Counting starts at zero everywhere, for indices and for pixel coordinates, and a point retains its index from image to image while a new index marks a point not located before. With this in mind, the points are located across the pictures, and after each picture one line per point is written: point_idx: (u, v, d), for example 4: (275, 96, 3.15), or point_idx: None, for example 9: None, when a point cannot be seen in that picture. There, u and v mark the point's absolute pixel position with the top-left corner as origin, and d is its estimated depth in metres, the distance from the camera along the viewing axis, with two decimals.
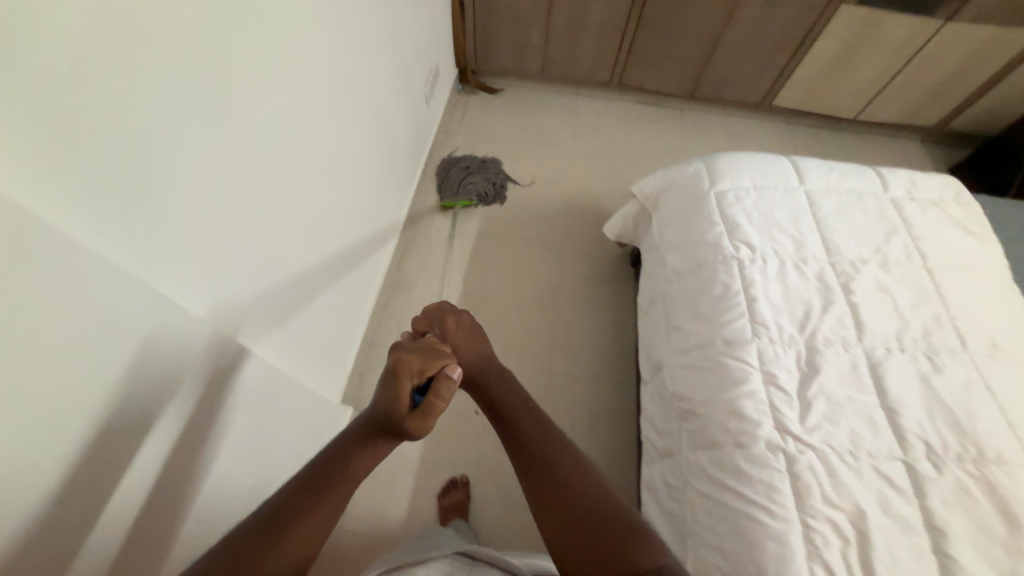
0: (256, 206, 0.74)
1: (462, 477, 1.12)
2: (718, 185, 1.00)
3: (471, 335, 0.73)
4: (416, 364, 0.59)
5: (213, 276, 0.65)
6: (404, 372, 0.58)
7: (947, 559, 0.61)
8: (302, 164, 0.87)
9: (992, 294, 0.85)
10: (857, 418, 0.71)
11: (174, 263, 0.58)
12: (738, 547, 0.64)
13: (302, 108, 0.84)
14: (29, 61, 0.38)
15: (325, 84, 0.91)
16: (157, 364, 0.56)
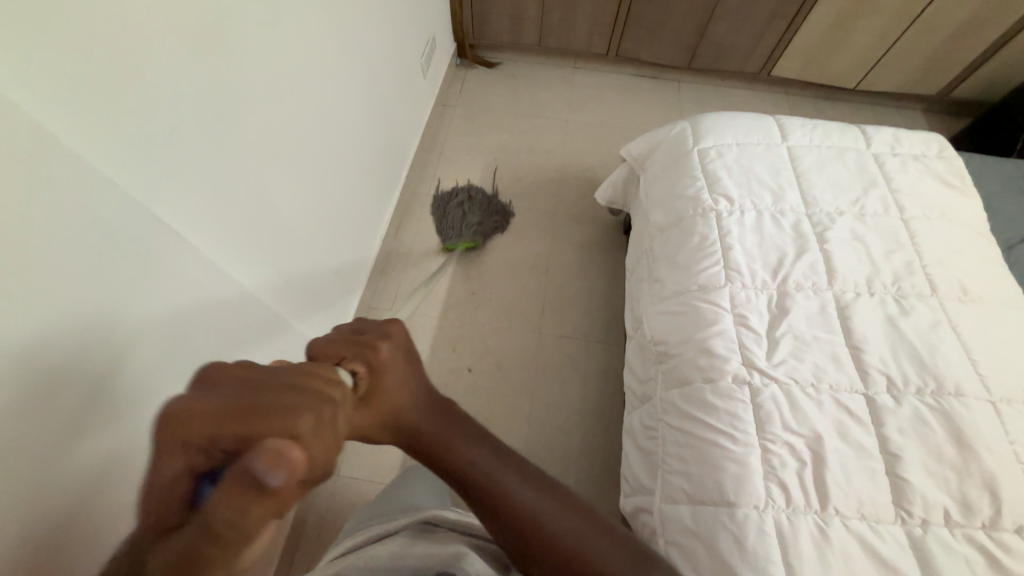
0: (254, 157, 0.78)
1: None
2: (701, 142, 1.02)
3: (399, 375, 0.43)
4: (209, 427, 0.27)
5: (222, 219, 0.70)
6: (185, 441, 0.27)
7: (899, 479, 0.64)
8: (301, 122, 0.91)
9: (968, 243, 0.86)
10: (822, 354, 0.74)
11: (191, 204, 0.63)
12: (701, 470, 0.68)
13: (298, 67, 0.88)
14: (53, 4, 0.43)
15: (322, 46, 0.95)
16: (191, 296, 0.62)
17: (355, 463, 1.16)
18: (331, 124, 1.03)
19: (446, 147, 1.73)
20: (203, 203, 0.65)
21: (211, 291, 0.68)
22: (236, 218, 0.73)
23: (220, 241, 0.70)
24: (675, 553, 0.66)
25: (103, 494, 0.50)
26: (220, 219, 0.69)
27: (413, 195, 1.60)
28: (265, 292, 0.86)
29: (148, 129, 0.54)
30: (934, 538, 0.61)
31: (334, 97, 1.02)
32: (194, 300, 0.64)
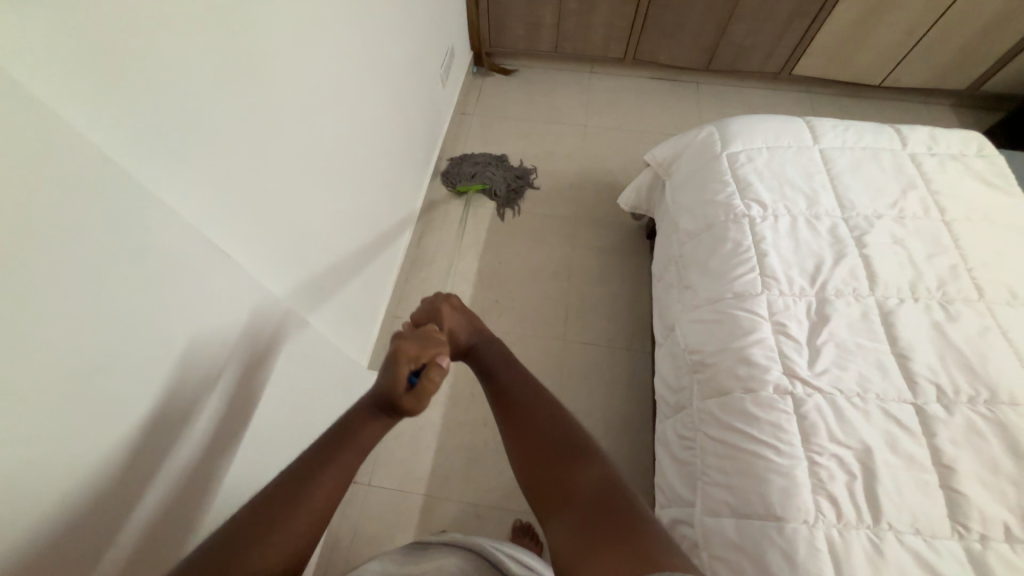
0: (290, 173, 0.80)
1: (524, 523, 1.08)
2: (730, 146, 1.00)
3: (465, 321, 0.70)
4: (414, 350, 0.58)
5: (259, 235, 0.71)
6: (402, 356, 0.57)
7: (953, 492, 0.62)
8: (331, 136, 0.92)
9: (1014, 244, 0.84)
10: (866, 363, 0.72)
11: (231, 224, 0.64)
12: (744, 483, 0.67)
13: (328, 82, 0.89)
14: (110, 39, 0.44)
15: (349, 60, 0.96)
16: (233, 317, 0.63)
17: (386, 472, 1.18)
18: (358, 138, 1.04)
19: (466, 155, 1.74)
20: (237, 217, 0.66)
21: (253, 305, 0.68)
22: (268, 232, 0.74)
23: (252, 254, 0.71)
24: (720, 568, 0.65)
25: (132, 506, 0.49)
26: (252, 233, 0.70)
27: (434, 204, 1.61)
28: (300, 304, 0.87)
29: (189, 145, 0.55)
30: (995, 554, 0.58)
31: (360, 111, 1.04)
32: (236, 316, 0.64)
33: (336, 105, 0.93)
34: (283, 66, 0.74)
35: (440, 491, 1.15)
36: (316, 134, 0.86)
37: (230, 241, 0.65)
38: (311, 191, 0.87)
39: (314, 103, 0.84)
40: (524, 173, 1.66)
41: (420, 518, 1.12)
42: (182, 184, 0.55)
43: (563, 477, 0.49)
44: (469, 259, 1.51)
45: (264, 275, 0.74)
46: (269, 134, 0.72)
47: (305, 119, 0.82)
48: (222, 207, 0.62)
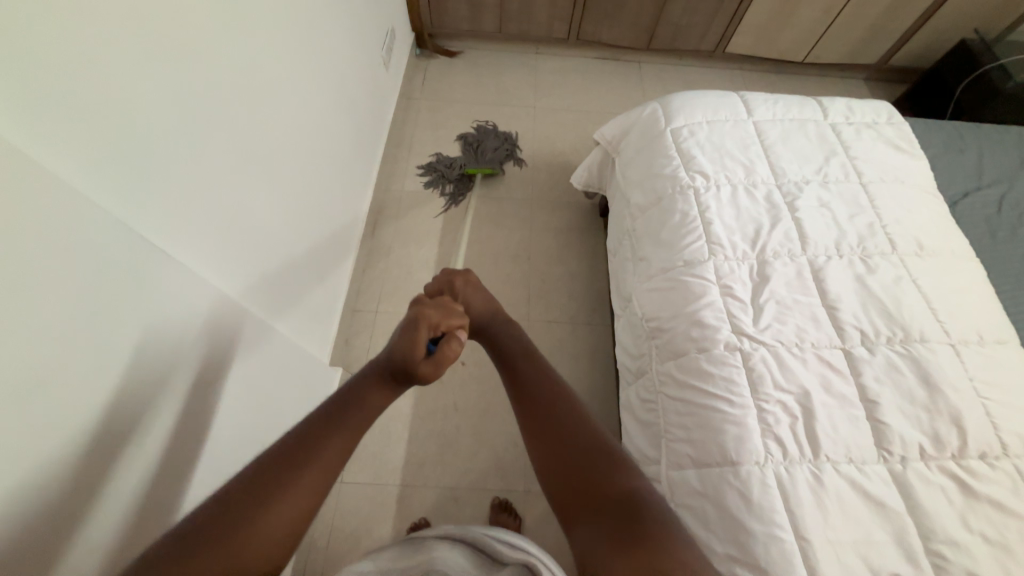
0: (232, 167, 0.75)
1: (500, 500, 1.11)
2: (673, 122, 1.05)
3: (481, 295, 0.72)
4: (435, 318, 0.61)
5: (202, 233, 0.67)
6: (423, 323, 0.59)
7: (878, 423, 0.70)
8: (272, 124, 0.87)
9: (920, 202, 0.94)
10: (802, 316, 0.79)
11: (178, 228, 0.62)
12: (703, 435, 0.72)
13: (265, 65, 0.83)
14: (21, 29, 0.41)
15: (288, 44, 0.91)
16: (180, 325, 0.62)
17: (357, 467, 1.16)
18: (302, 126, 1.00)
19: (415, 141, 1.69)
20: (174, 210, 0.61)
21: (188, 308, 0.63)
22: (210, 227, 0.70)
23: (196, 252, 0.66)
24: (685, 515, 0.70)
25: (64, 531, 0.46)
26: (195, 229, 0.65)
27: (385, 193, 1.57)
28: (250, 302, 0.83)
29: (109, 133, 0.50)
30: (913, 472, 0.67)
31: (302, 97, 0.99)
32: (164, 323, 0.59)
33: (276, 91, 0.88)
34: (218, 47, 0.69)
35: (415, 480, 1.15)
36: (257, 123, 0.81)
37: (168, 239, 0.60)
38: (253, 182, 0.82)
39: (252, 88, 0.79)
40: (504, 134, 1.69)
41: (395, 507, 1.11)
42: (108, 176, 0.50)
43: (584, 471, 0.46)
44: (427, 246, 1.48)
45: (208, 272, 0.69)
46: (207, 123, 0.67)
47: (243, 105, 0.77)
48: (164, 211, 0.59)
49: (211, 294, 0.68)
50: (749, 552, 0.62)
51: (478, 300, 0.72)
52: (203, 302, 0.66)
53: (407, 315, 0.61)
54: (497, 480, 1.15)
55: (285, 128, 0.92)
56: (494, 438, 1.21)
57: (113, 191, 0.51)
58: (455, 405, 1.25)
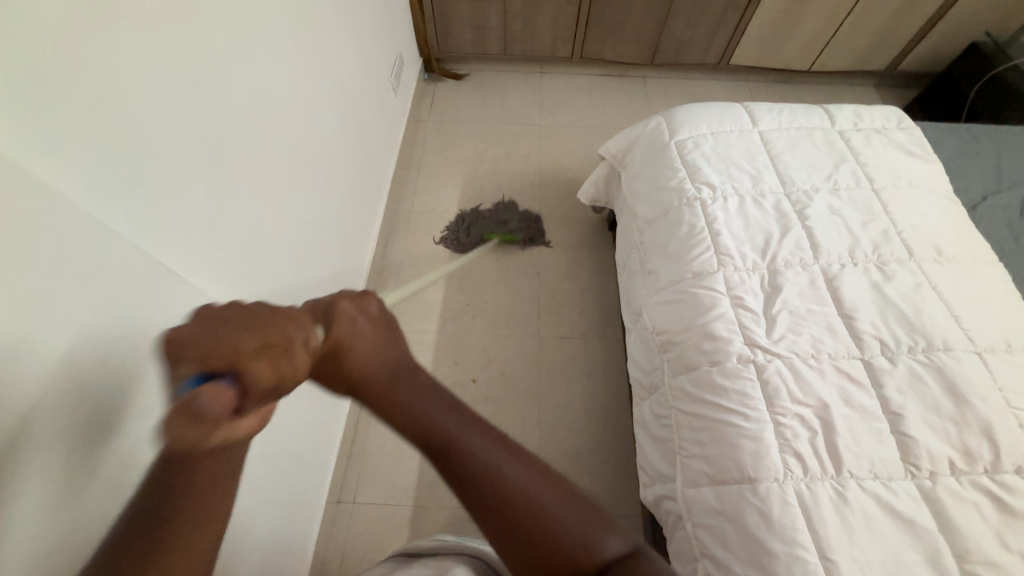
0: (246, 193, 0.77)
1: None
2: (677, 135, 1.05)
3: (376, 328, 0.44)
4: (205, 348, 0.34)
5: (217, 258, 0.70)
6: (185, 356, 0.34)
7: (903, 436, 0.67)
8: (285, 150, 0.90)
9: (936, 207, 0.92)
10: (817, 326, 0.77)
11: (195, 255, 0.65)
12: (719, 451, 0.70)
13: (277, 94, 0.87)
14: (52, 77, 0.44)
15: (299, 74, 0.94)
16: None
17: (371, 487, 1.15)
18: (314, 152, 1.03)
19: (424, 162, 1.73)
20: (189, 236, 0.63)
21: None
22: (224, 251, 0.72)
23: (211, 275, 0.68)
24: (705, 535, 0.68)
25: None
26: (208, 254, 0.68)
27: (396, 213, 1.60)
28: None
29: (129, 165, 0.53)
30: (944, 488, 0.64)
31: (313, 124, 1.02)
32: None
33: (288, 120, 0.91)
34: (230, 80, 0.72)
35: (428, 499, 1.14)
36: (269, 151, 0.85)
37: (183, 264, 0.62)
38: (267, 207, 0.84)
39: (264, 118, 0.82)
40: (525, 212, 1.61)
41: (409, 528, 1.10)
42: (128, 206, 0.53)
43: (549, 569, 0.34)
44: (437, 264, 1.50)
45: (224, 295, 0.72)
46: (220, 151, 0.70)
47: (256, 134, 0.80)
48: (183, 239, 0.62)
49: (228, 317, 0.70)
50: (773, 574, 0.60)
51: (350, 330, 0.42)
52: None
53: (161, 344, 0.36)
54: None
55: (297, 154, 0.95)
56: None
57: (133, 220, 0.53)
58: None
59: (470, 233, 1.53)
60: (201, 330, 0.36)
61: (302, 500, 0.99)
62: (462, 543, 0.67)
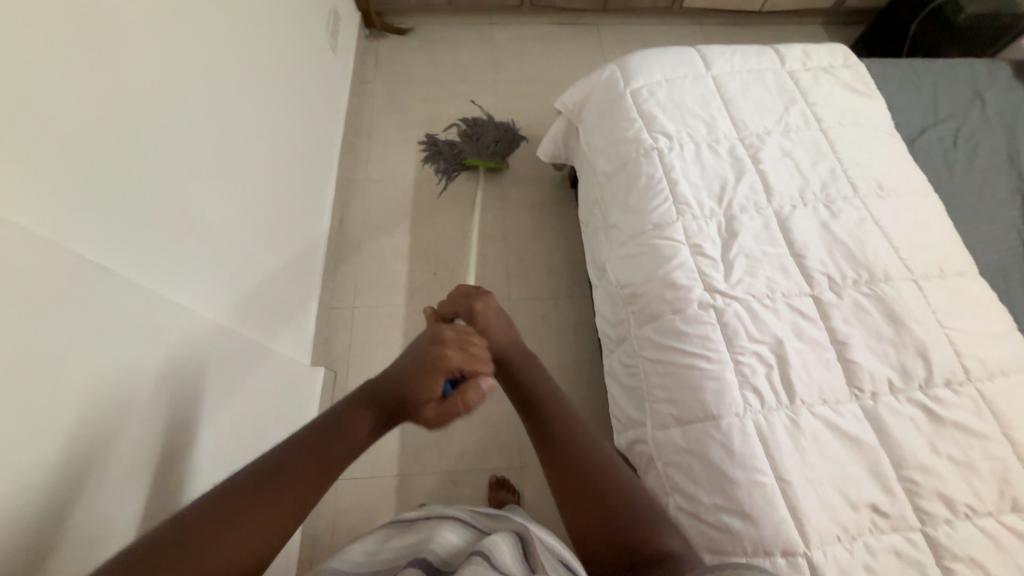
0: (181, 174, 0.71)
1: (500, 478, 1.13)
2: (632, 83, 1.02)
3: (501, 321, 0.72)
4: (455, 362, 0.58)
5: (153, 246, 0.65)
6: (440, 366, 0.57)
7: (849, 362, 0.72)
8: (220, 122, 0.82)
9: (879, 144, 0.95)
10: (771, 267, 0.80)
11: (125, 246, 0.60)
12: (684, 394, 0.73)
13: (202, 59, 0.78)
14: None
15: (223, 34, 0.85)
16: (149, 347, 0.61)
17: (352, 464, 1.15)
18: (252, 123, 0.95)
19: (374, 127, 1.63)
20: (110, 224, 0.57)
21: (141, 326, 0.60)
22: (160, 236, 0.66)
23: (144, 265, 0.62)
24: (674, 472, 0.71)
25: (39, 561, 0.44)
26: (138, 242, 0.62)
27: (348, 184, 1.52)
28: (219, 314, 0.79)
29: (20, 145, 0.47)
30: (883, 405, 0.69)
31: (247, 91, 0.93)
32: (122, 347, 0.56)
33: (219, 88, 0.83)
34: (142, 44, 0.64)
35: (412, 468, 1.15)
36: (201, 123, 0.77)
37: (110, 256, 0.57)
38: (206, 187, 0.78)
39: (189, 86, 0.74)
40: (506, 125, 1.59)
41: (395, 497, 1.12)
42: (24, 193, 0.47)
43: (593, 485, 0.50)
44: (398, 234, 1.45)
45: (163, 286, 0.66)
46: (141, 128, 0.64)
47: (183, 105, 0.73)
48: (108, 230, 0.57)
49: (173, 308, 0.66)
50: (735, 500, 0.64)
51: (498, 324, 0.71)
52: (160, 319, 0.63)
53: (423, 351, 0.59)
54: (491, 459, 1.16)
55: (234, 126, 0.87)
56: (485, 419, 1.22)
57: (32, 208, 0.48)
58: None
59: (449, 150, 1.54)
60: (450, 345, 0.59)
61: None
62: (458, 510, 0.71)
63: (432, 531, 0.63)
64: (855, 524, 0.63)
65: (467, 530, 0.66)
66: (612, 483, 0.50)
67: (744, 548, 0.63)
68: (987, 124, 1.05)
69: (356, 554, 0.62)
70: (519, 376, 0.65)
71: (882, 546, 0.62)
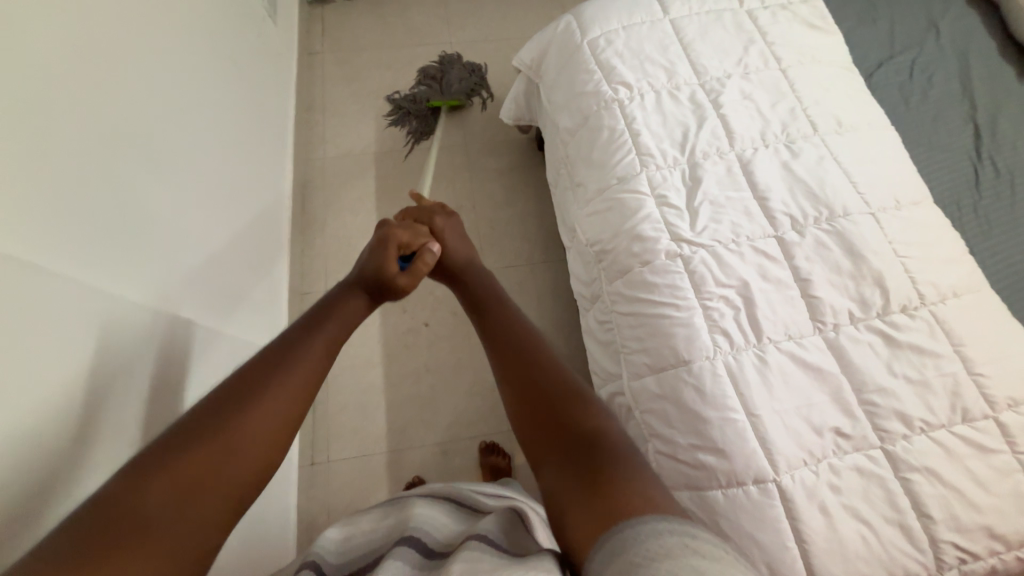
0: (123, 167, 0.67)
1: (489, 442, 1.16)
2: (589, 33, 0.99)
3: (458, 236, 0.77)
4: (404, 238, 0.71)
5: (109, 245, 0.61)
6: (392, 241, 0.69)
7: (812, 298, 0.74)
8: (159, 108, 0.77)
9: (838, 80, 0.94)
10: (735, 212, 0.80)
11: (83, 249, 0.57)
12: (657, 343, 0.74)
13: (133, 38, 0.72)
14: None
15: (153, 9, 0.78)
16: (111, 349, 0.59)
17: (341, 444, 1.16)
18: (193, 104, 0.89)
19: (329, 102, 1.55)
20: (53, 222, 0.53)
21: (91, 325, 0.56)
22: (111, 234, 0.62)
23: (102, 267, 0.59)
24: (650, 419, 0.73)
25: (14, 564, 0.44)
26: (93, 243, 0.59)
27: (307, 163, 1.45)
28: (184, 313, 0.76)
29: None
30: (844, 336, 0.72)
31: (183, 67, 0.86)
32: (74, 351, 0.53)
33: (155, 69, 0.77)
34: (65, 17, 0.58)
35: (402, 443, 1.17)
36: (137, 104, 0.71)
37: (68, 262, 0.54)
38: (153, 178, 0.73)
39: (123, 70, 0.69)
40: (474, 65, 1.54)
41: (387, 472, 1.14)
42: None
43: (567, 423, 0.48)
44: (364, 212, 1.41)
45: (125, 287, 0.63)
46: (71, 113, 0.58)
47: (113, 84, 0.67)
48: (65, 235, 0.54)
49: (134, 308, 0.64)
50: (709, 438, 0.67)
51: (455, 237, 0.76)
52: (118, 319, 0.61)
53: (376, 236, 0.70)
54: (479, 427, 1.18)
55: (172, 105, 0.81)
56: (470, 388, 1.23)
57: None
58: (426, 366, 1.24)
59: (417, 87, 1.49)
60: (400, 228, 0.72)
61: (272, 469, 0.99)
62: (453, 489, 0.72)
63: (424, 507, 0.65)
64: (820, 448, 0.66)
65: (461, 512, 0.67)
66: (583, 418, 0.48)
67: (719, 481, 0.66)
68: (941, 54, 1.05)
69: (358, 533, 0.64)
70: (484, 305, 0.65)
71: (845, 465, 0.66)
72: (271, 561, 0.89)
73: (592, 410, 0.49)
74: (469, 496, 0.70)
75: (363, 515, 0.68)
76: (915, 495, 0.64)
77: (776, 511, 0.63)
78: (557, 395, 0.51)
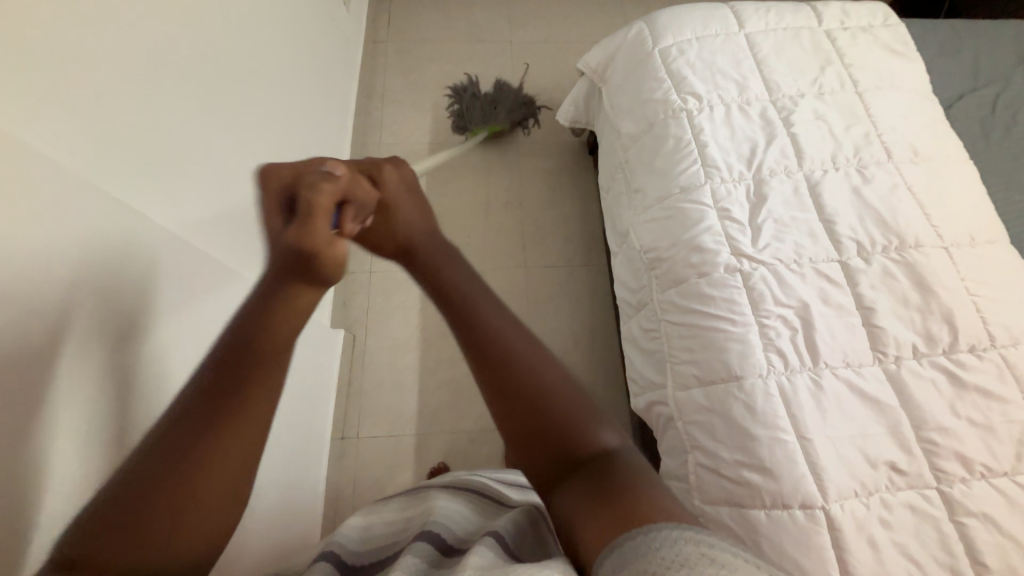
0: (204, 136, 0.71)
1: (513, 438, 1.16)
2: (661, 42, 0.99)
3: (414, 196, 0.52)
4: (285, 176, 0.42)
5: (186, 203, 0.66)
6: (270, 184, 0.42)
7: (874, 327, 0.72)
8: (236, 83, 0.82)
9: (916, 107, 0.92)
10: (799, 232, 0.79)
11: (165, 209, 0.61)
12: (708, 355, 0.74)
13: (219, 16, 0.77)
14: None
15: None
16: (194, 299, 0.64)
17: (372, 422, 1.19)
18: (268, 82, 0.93)
19: (389, 90, 1.60)
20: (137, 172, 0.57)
21: (169, 274, 0.60)
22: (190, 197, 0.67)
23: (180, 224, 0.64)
24: (694, 431, 0.73)
25: None
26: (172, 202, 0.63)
27: (363, 148, 1.50)
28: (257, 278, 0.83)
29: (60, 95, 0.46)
30: (905, 369, 0.70)
31: (263, 50, 0.92)
32: (155, 294, 0.57)
33: (238, 46, 0.82)
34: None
35: (430, 428, 1.19)
36: (216, 75, 0.76)
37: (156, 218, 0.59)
38: (230, 147, 0.78)
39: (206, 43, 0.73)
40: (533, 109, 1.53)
41: (414, 454, 1.16)
42: (52, 134, 0.46)
43: (570, 446, 0.40)
44: None
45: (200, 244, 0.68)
46: (157, 79, 0.62)
47: (200, 59, 0.71)
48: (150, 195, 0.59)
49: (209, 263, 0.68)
50: (757, 456, 0.66)
51: (405, 209, 0.51)
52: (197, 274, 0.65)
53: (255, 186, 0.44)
54: None
55: (249, 81, 0.86)
56: None
57: (66, 149, 0.48)
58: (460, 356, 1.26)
59: (485, 100, 1.50)
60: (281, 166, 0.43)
61: (308, 438, 1.02)
62: (471, 480, 0.73)
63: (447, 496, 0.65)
64: (873, 481, 0.64)
65: (482, 502, 0.67)
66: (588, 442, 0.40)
67: (763, 501, 0.65)
68: None
69: (376, 526, 0.62)
70: (432, 277, 0.47)
71: (898, 501, 0.64)
72: (300, 525, 0.92)
73: (592, 417, 0.42)
74: (489, 489, 0.71)
75: (387, 504, 0.69)
76: (970, 541, 0.62)
77: (822, 539, 0.62)
78: (558, 416, 0.41)
